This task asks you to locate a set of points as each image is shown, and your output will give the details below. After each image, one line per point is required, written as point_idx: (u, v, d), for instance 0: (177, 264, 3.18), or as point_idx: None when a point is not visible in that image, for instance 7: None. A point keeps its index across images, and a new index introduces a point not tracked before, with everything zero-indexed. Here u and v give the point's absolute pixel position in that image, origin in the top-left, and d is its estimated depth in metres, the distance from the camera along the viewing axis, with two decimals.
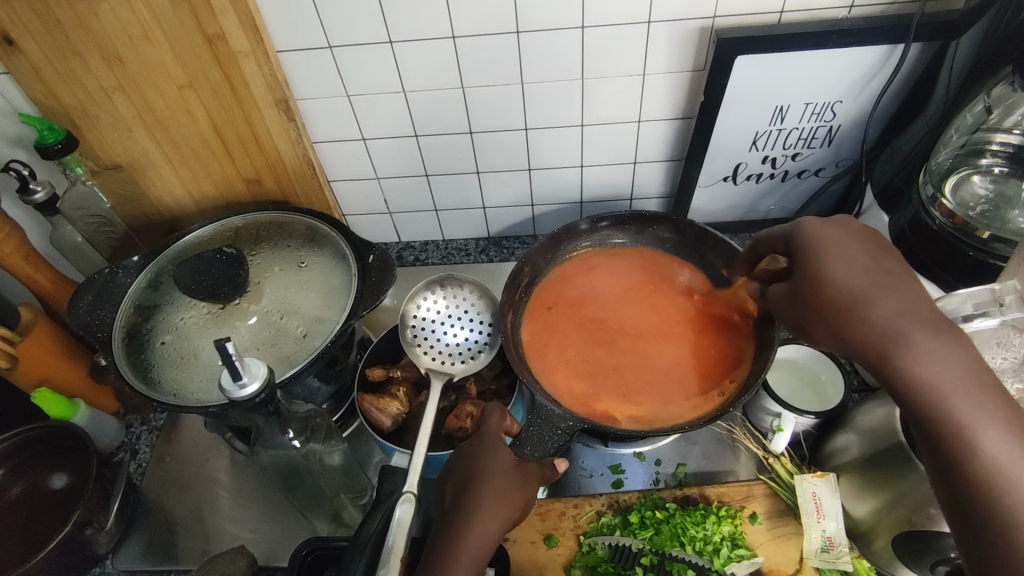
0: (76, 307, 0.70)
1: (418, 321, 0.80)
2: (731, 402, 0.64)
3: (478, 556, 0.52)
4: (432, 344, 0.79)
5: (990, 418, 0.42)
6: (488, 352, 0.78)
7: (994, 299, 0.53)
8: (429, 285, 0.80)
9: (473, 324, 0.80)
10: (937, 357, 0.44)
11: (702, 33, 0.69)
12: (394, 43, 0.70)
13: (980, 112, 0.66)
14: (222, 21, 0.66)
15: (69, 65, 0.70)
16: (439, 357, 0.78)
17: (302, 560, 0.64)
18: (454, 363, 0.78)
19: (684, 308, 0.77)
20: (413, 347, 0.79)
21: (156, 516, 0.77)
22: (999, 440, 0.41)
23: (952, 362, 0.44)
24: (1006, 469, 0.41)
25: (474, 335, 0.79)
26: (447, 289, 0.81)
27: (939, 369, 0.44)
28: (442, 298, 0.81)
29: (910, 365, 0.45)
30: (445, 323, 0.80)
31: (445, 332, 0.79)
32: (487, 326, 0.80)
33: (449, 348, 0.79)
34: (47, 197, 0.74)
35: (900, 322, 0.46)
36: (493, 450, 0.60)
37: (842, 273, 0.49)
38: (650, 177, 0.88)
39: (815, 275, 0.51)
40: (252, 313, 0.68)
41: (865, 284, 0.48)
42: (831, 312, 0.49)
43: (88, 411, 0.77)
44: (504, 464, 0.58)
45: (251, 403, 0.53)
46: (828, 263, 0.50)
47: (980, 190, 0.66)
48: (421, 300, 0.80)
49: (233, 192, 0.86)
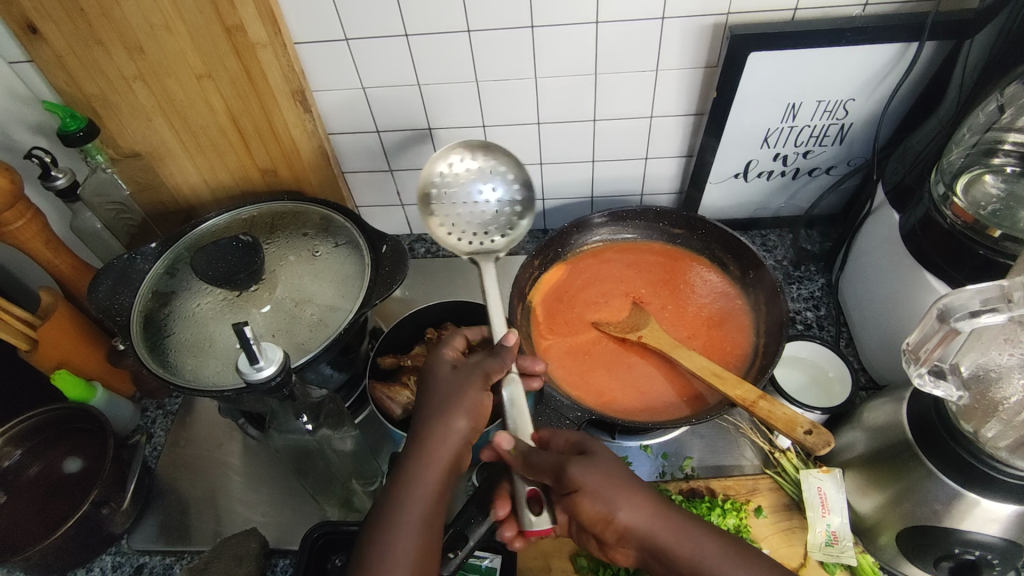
0: (96, 291, 0.71)
1: (438, 196, 0.73)
2: (756, 380, 0.67)
3: (429, 500, 0.48)
4: (447, 214, 0.73)
5: (631, 499, 0.47)
6: (512, 237, 0.73)
7: (1002, 295, 0.48)
8: (454, 150, 0.73)
9: (504, 200, 0.74)
10: (596, 471, 0.48)
11: (716, 29, 0.70)
12: (410, 36, 0.71)
13: (993, 111, 0.63)
14: (241, 12, 0.67)
15: (92, 55, 0.72)
16: (451, 230, 0.73)
17: (313, 543, 0.65)
18: (494, 238, 0.73)
19: (698, 306, 0.78)
20: (426, 212, 0.74)
21: (170, 497, 0.78)
22: (653, 526, 0.47)
23: (614, 475, 0.48)
24: (655, 535, 0.47)
25: (501, 216, 0.74)
26: (488, 155, 0.74)
27: (721, 560, 0.46)
28: (477, 164, 0.74)
29: (593, 482, 0.47)
30: (472, 192, 0.73)
31: (469, 198, 0.73)
32: (511, 190, 0.74)
33: (465, 224, 0.73)
34: (68, 183, 0.75)
35: (700, 545, 0.47)
36: (442, 396, 0.53)
37: (634, 504, 0.47)
38: (663, 172, 0.88)
39: (622, 486, 0.48)
40: (267, 300, 0.69)
41: (636, 495, 0.48)
42: (554, 468, 0.49)
43: (106, 395, 0.78)
44: (456, 407, 0.53)
45: (268, 386, 0.54)
46: (626, 484, 0.48)
47: (991, 189, 0.63)
48: (454, 159, 0.73)
49: (249, 182, 0.87)
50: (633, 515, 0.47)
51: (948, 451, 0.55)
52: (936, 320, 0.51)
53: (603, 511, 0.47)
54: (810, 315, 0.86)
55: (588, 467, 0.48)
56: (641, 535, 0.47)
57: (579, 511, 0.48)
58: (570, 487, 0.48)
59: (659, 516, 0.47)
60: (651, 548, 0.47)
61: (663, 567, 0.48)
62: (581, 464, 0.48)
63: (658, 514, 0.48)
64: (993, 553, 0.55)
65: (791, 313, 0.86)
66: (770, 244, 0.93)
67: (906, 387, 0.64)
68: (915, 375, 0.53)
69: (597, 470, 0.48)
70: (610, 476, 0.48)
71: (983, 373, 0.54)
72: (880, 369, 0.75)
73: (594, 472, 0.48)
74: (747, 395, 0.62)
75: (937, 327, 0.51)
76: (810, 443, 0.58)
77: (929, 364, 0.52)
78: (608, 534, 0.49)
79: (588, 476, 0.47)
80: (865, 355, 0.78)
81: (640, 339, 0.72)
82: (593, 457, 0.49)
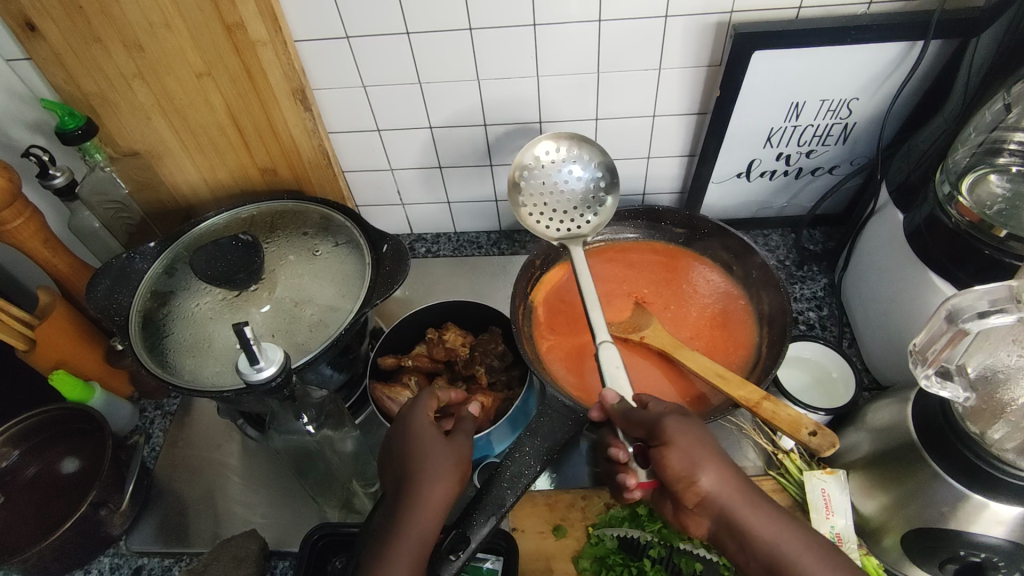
0: (94, 291, 0.71)
1: (528, 189, 0.78)
2: (759, 380, 0.67)
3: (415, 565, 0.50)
4: (535, 203, 0.78)
5: (717, 466, 0.48)
6: (597, 220, 0.79)
7: (1011, 295, 0.47)
8: (540, 143, 0.77)
9: (589, 186, 0.78)
10: (689, 435, 0.49)
11: (720, 27, 0.69)
12: (411, 34, 0.71)
13: (1000, 110, 0.62)
14: (242, 10, 0.66)
15: (90, 52, 0.71)
16: (540, 217, 0.78)
17: (313, 544, 0.65)
18: (584, 222, 0.79)
19: (702, 307, 0.77)
20: (516, 201, 0.79)
21: (169, 498, 0.78)
22: (733, 500, 0.47)
23: (704, 442, 0.49)
24: (734, 507, 0.47)
25: (587, 200, 0.79)
26: (572, 144, 0.77)
27: (802, 551, 0.45)
28: (562, 153, 0.78)
29: (681, 441, 0.48)
30: (560, 180, 0.78)
31: (560, 185, 0.78)
32: (595, 173, 0.78)
33: (552, 210, 0.78)
34: (66, 182, 0.75)
35: (781, 531, 0.46)
36: (422, 449, 0.56)
37: (720, 473, 0.48)
38: (665, 172, 0.88)
39: (710, 452, 0.48)
40: (266, 299, 0.69)
41: (722, 464, 0.48)
42: (648, 425, 0.51)
43: (104, 395, 0.78)
44: (437, 458, 0.55)
45: (268, 386, 0.54)
46: (715, 453, 0.48)
47: (997, 188, 0.63)
48: (541, 150, 0.77)
49: (248, 182, 0.87)
50: (716, 482, 0.47)
51: (954, 453, 0.55)
52: (945, 320, 0.51)
53: (686, 470, 0.48)
54: (813, 315, 0.85)
55: (685, 424, 0.49)
56: (723, 506, 0.47)
57: (663, 467, 0.49)
58: (660, 438, 0.49)
59: (740, 491, 0.47)
60: (729, 521, 0.47)
61: (737, 546, 0.47)
62: (678, 421, 0.50)
63: (738, 487, 0.48)
64: (999, 555, 0.54)
65: (794, 314, 0.86)
66: (772, 244, 0.93)
67: (910, 388, 0.64)
68: (921, 376, 0.52)
69: (690, 433, 0.49)
70: (699, 437, 0.49)
71: (990, 374, 0.54)
72: (884, 370, 0.75)
73: (683, 432, 0.49)
74: (751, 394, 0.62)
75: (945, 328, 0.51)
76: (816, 446, 0.57)
77: (937, 365, 0.51)
78: (687, 499, 0.49)
79: (681, 433, 0.49)
80: (869, 355, 0.78)
81: (641, 339, 0.71)
82: (690, 420, 0.50)
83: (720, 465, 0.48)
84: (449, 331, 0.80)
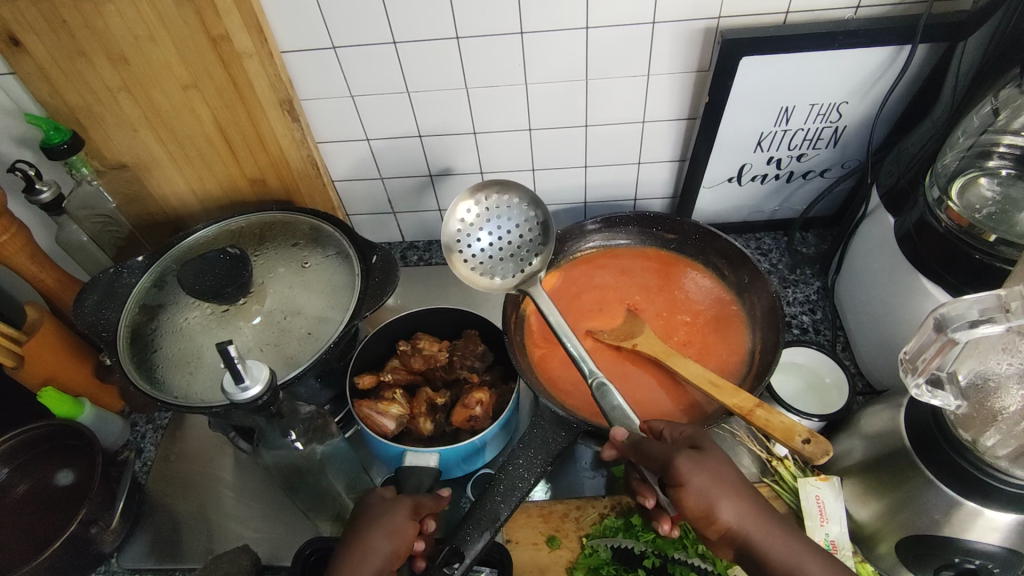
0: (82, 307, 0.70)
1: (466, 252, 0.75)
2: (753, 385, 0.66)
3: None
4: (480, 259, 0.75)
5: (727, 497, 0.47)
6: (545, 253, 0.76)
7: (1000, 305, 0.47)
8: (461, 202, 0.74)
9: (522, 228, 0.76)
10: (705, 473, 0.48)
11: (708, 33, 0.69)
12: (398, 43, 0.70)
13: (988, 114, 0.63)
14: (227, 22, 0.66)
15: (75, 65, 0.71)
16: (490, 272, 0.75)
17: (305, 559, 0.64)
18: (532, 261, 0.76)
19: (695, 312, 0.77)
20: (459, 270, 0.75)
21: (161, 514, 0.77)
22: (755, 533, 0.47)
23: (720, 481, 0.48)
24: (748, 531, 0.47)
25: (527, 240, 0.76)
26: (489, 193, 0.75)
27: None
28: (484, 207, 0.76)
29: (698, 480, 0.48)
30: (495, 233, 0.75)
31: (496, 239, 0.75)
32: (523, 213, 0.76)
33: (497, 261, 0.75)
34: (53, 197, 0.74)
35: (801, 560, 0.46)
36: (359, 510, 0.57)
37: (735, 509, 0.47)
38: (656, 178, 0.87)
39: (727, 488, 0.48)
40: (255, 313, 0.68)
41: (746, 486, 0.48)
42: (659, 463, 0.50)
43: (93, 411, 0.77)
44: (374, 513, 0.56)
45: (254, 405, 0.54)
46: (733, 489, 0.48)
47: (986, 193, 0.63)
48: (463, 211, 0.75)
49: (237, 193, 0.86)
50: (737, 515, 0.47)
51: (946, 459, 0.55)
52: (933, 329, 0.50)
53: (704, 506, 0.47)
54: (806, 318, 0.85)
55: (698, 463, 0.49)
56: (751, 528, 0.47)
57: (681, 505, 0.49)
58: (674, 480, 0.48)
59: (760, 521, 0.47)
60: (751, 555, 0.47)
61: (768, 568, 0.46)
62: (691, 460, 0.49)
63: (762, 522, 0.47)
64: (994, 562, 0.54)
65: (787, 318, 0.86)
66: (764, 247, 0.93)
67: (903, 393, 0.64)
68: (912, 385, 0.52)
69: (705, 471, 0.48)
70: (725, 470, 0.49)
71: (982, 381, 0.53)
72: (878, 374, 0.75)
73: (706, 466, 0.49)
74: (749, 403, 0.61)
75: (934, 338, 0.50)
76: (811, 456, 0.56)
77: (927, 374, 0.51)
78: (708, 533, 0.49)
79: (695, 475, 0.48)
80: (862, 360, 0.78)
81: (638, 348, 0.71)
82: (705, 456, 0.50)
83: (743, 499, 0.48)
84: (421, 340, 0.79)
